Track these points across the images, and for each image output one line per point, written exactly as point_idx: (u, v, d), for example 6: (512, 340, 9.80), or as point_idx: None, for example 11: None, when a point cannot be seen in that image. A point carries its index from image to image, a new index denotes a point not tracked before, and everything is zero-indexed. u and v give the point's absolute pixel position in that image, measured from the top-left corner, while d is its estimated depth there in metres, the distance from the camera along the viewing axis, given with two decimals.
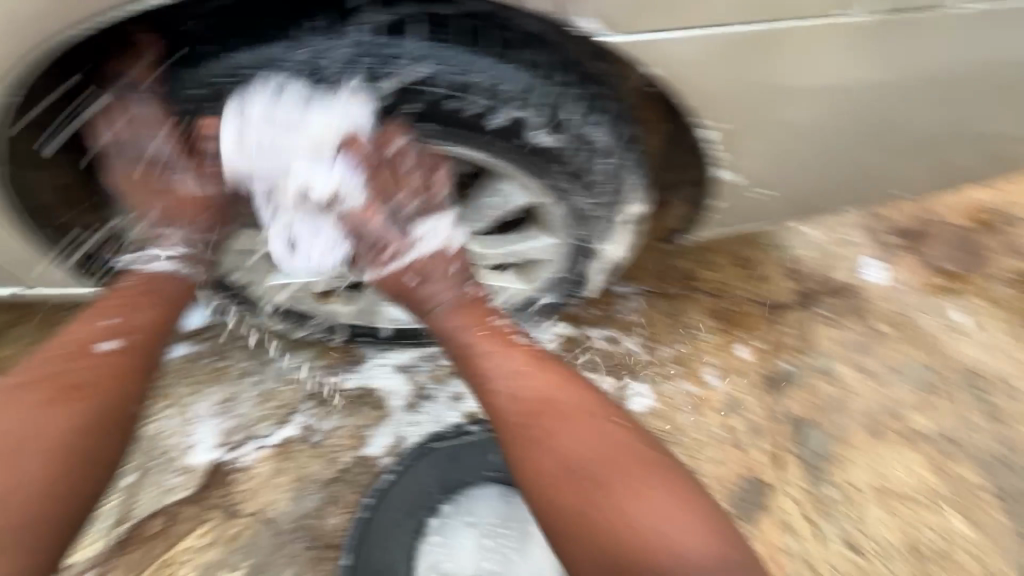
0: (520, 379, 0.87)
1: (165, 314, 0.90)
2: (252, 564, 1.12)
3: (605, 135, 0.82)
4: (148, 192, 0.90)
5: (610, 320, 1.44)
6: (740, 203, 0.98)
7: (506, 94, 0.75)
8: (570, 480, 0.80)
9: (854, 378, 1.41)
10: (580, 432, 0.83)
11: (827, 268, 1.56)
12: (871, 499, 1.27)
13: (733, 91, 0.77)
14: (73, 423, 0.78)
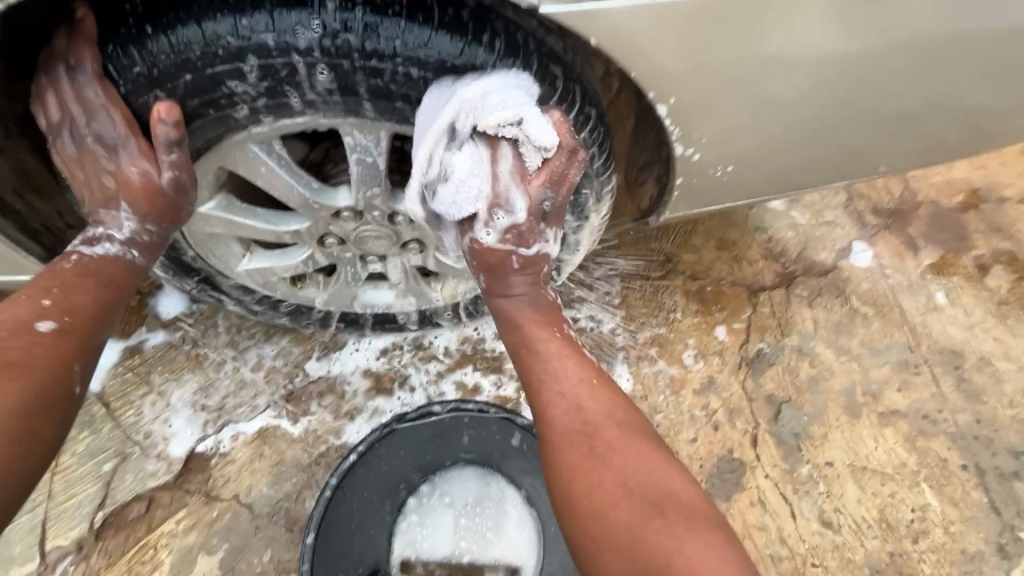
0: (587, 395, 0.82)
1: (110, 298, 0.80)
2: (231, 546, 1.13)
3: (576, 118, 0.78)
4: (94, 175, 0.79)
5: (589, 303, 1.45)
6: (708, 181, 0.97)
7: (460, 69, 0.70)
8: (619, 511, 0.71)
9: (832, 358, 1.42)
10: (636, 452, 0.77)
11: (807, 248, 1.56)
12: (847, 476, 1.28)
13: (688, 66, 0.76)
14: (10, 406, 0.66)
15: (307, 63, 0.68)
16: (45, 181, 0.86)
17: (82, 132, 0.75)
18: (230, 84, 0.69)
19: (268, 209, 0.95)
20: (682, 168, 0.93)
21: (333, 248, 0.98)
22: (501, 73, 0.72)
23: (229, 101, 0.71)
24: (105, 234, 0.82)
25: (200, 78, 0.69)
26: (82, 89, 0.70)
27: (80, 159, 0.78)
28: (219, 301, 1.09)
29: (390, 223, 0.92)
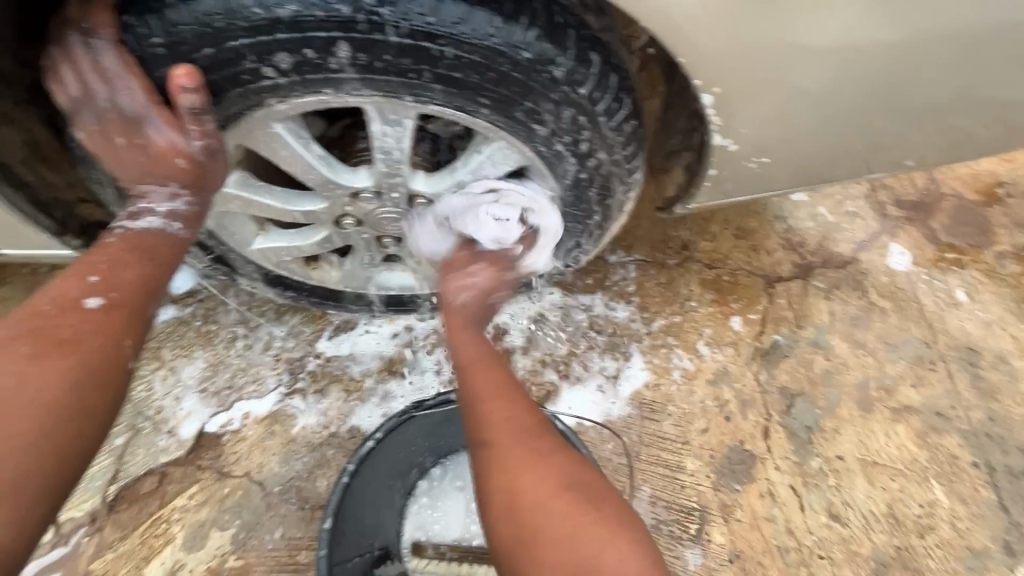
0: (512, 407, 0.82)
1: (158, 274, 0.75)
2: (243, 522, 1.14)
3: (613, 105, 0.73)
4: (123, 149, 0.75)
5: (604, 289, 1.43)
6: (742, 173, 0.94)
7: (492, 47, 0.65)
8: (552, 507, 0.73)
9: (847, 351, 1.41)
10: (562, 467, 0.77)
11: (826, 239, 1.54)
12: (858, 470, 1.28)
13: (734, 52, 0.73)
14: (62, 383, 0.62)
15: (336, 40, 0.64)
16: (54, 152, 0.83)
17: (103, 105, 0.70)
18: (254, 60, 0.66)
19: (284, 188, 0.92)
20: (718, 159, 0.90)
21: (350, 229, 0.96)
22: (537, 52, 0.66)
23: (252, 77, 0.68)
24: (148, 209, 0.77)
25: (222, 52, 0.65)
26: (98, 55, 0.66)
27: (106, 133, 0.73)
28: (231, 278, 1.07)
29: (410, 206, 0.90)
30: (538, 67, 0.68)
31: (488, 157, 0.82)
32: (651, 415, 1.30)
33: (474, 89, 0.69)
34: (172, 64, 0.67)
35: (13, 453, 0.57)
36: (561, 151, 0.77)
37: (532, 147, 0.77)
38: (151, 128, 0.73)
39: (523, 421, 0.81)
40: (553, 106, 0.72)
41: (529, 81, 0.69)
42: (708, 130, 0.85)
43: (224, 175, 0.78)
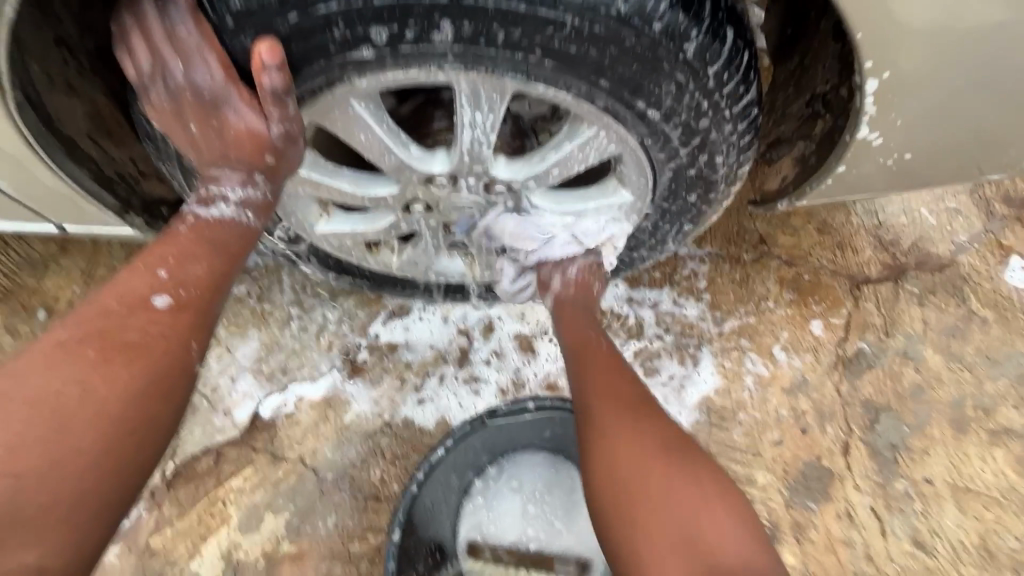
0: (619, 378, 0.86)
1: (227, 268, 0.71)
2: (297, 507, 1.12)
3: (740, 88, 0.66)
4: (195, 132, 0.68)
5: (673, 282, 1.32)
6: (873, 172, 0.82)
7: (616, 18, 0.57)
8: (652, 463, 0.74)
9: (940, 364, 1.28)
10: (665, 435, 0.78)
11: (923, 237, 1.38)
12: (947, 496, 1.17)
13: (903, 24, 0.61)
14: (128, 393, 0.59)
15: (439, 6, 0.56)
16: (116, 125, 0.79)
17: (178, 82, 0.64)
18: (343, 29, 0.58)
19: (354, 170, 0.85)
20: (853, 154, 0.78)
21: (417, 216, 0.89)
22: (666, 24, 0.58)
23: (339, 49, 0.60)
24: (220, 194, 0.71)
25: (307, 19, 0.58)
26: (175, 27, 0.61)
27: (178, 112, 0.67)
28: (292, 260, 1.02)
29: (485, 194, 0.82)
30: (668, 41, 0.59)
31: (580, 147, 0.73)
32: (720, 423, 1.22)
33: (587, 68, 0.61)
34: (256, 34, 0.60)
35: (76, 470, 0.54)
36: (672, 140, 0.69)
37: (640, 135, 0.68)
38: (228, 109, 0.66)
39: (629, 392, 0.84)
40: (674, 88, 0.63)
41: (656, 57, 0.60)
42: (855, 122, 0.73)
43: (299, 162, 0.72)
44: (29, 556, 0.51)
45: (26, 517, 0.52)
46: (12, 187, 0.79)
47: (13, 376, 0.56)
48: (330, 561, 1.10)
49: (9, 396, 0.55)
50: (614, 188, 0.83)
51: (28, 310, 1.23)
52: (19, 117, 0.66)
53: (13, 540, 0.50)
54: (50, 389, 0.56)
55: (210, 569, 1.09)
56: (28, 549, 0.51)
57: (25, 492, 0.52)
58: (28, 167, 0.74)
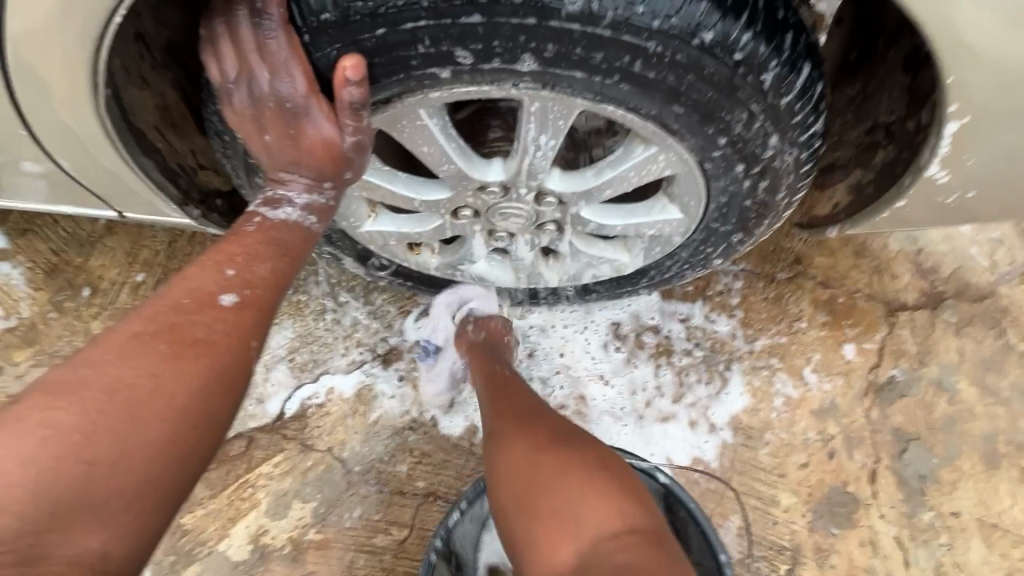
0: (521, 402, 0.93)
1: (287, 269, 0.74)
2: (325, 497, 1.15)
3: (809, 118, 0.67)
4: (271, 139, 0.70)
5: (705, 296, 1.32)
6: (932, 209, 0.84)
7: (701, 46, 0.58)
8: (537, 463, 0.79)
9: (975, 397, 1.25)
10: (551, 435, 0.84)
11: (964, 266, 1.35)
12: (974, 531, 1.16)
13: (998, 71, 0.62)
14: (194, 387, 0.61)
15: (527, 27, 0.57)
16: (182, 118, 0.81)
17: (261, 90, 0.65)
18: (427, 45, 0.60)
19: (409, 174, 0.86)
20: (917, 191, 0.79)
21: (464, 221, 0.90)
22: (747, 52, 0.59)
23: (421, 63, 0.61)
24: (286, 198, 0.75)
25: (394, 34, 0.59)
26: (266, 38, 0.62)
27: (257, 119, 0.68)
28: (335, 258, 1.02)
29: (535, 203, 0.83)
30: (746, 71, 0.60)
31: (634, 166, 0.74)
32: (746, 442, 1.21)
33: (662, 94, 0.62)
34: (342, 46, 0.61)
35: (142, 459, 0.56)
36: (734, 167, 0.70)
37: (699, 158, 0.70)
38: (308, 121, 0.67)
39: (523, 410, 0.91)
40: (746, 117, 0.64)
41: (732, 86, 0.61)
42: (925, 159, 0.75)
43: (364, 170, 0.74)
44: (92, 541, 0.52)
45: (95, 502, 0.53)
46: (75, 171, 0.82)
47: (92, 364, 0.58)
48: (353, 552, 1.12)
49: (88, 382, 0.57)
50: (664, 205, 0.83)
51: (73, 287, 1.26)
52: (103, 113, 0.71)
53: (82, 524, 0.52)
54: (123, 379, 0.58)
55: (237, 551, 1.11)
56: (91, 535, 0.52)
57: (96, 478, 0.54)
58: (93, 152, 0.77)
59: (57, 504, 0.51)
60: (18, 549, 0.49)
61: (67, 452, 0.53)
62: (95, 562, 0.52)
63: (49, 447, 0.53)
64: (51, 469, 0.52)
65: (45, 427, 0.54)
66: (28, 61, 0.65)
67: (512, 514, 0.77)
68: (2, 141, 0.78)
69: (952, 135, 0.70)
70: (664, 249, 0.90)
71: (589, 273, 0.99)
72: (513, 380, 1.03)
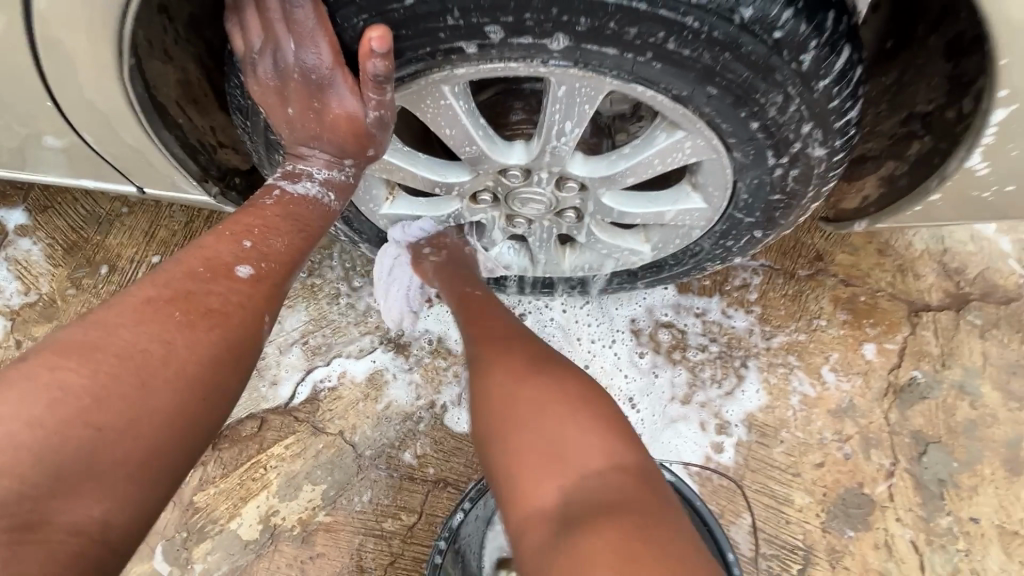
0: (497, 325, 0.87)
1: (303, 245, 0.74)
2: (335, 480, 1.15)
3: (846, 104, 0.65)
4: (293, 112, 0.70)
5: (723, 291, 1.30)
6: (967, 204, 0.82)
7: (740, 23, 0.56)
8: (519, 392, 0.73)
9: (998, 401, 1.22)
10: (536, 368, 0.77)
11: (991, 268, 1.32)
12: (993, 538, 1.14)
13: None
14: (205, 355, 0.60)
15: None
16: (203, 93, 0.82)
17: (287, 62, 0.65)
18: (457, 17, 0.59)
19: (429, 156, 0.85)
20: (954, 183, 0.78)
21: (484, 206, 0.88)
22: (786, 31, 0.57)
23: (449, 36, 0.60)
24: (306, 171, 0.75)
25: (424, 6, 0.58)
26: (292, 10, 0.61)
27: (281, 91, 0.68)
28: (352, 242, 1.02)
29: (556, 189, 0.82)
30: (784, 51, 0.59)
31: (659, 153, 0.72)
32: (761, 440, 1.20)
33: (694, 73, 0.61)
34: (369, 17, 0.60)
35: (152, 425, 0.55)
36: (764, 153, 0.69)
37: (728, 141, 0.68)
38: (331, 94, 0.67)
39: (502, 332, 0.85)
40: (779, 99, 0.63)
41: (768, 67, 0.60)
42: (966, 150, 0.73)
43: (386, 146, 0.74)
44: (94, 509, 0.51)
45: (100, 468, 0.52)
46: (98, 146, 0.83)
47: (106, 328, 0.58)
48: (362, 535, 1.12)
49: (102, 346, 0.56)
50: (689, 194, 0.81)
51: (91, 265, 1.27)
52: (127, 85, 0.70)
53: (86, 489, 0.51)
54: (138, 344, 0.57)
55: (248, 530, 1.12)
56: (95, 500, 0.51)
57: (104, 444, 0.52)
58: (116, 126, 0.77)
59: (60, 469, 0.50)
60: (16, 514, 0.48)
61: (76, 415, 0.52)
62: (95, 530, 0.51)
63: (58, 409, 0.52)
64: (60, 430, 0.51)
65: (56, 389, 0.53)
66: (53, 33, 0.65)
67: (495, 448, 0.71)
68: (26, 114, 0.78)
69: (999, 123, 0.68)
70: (688, 240, 0.88)
71: (608, 264, 0.98)
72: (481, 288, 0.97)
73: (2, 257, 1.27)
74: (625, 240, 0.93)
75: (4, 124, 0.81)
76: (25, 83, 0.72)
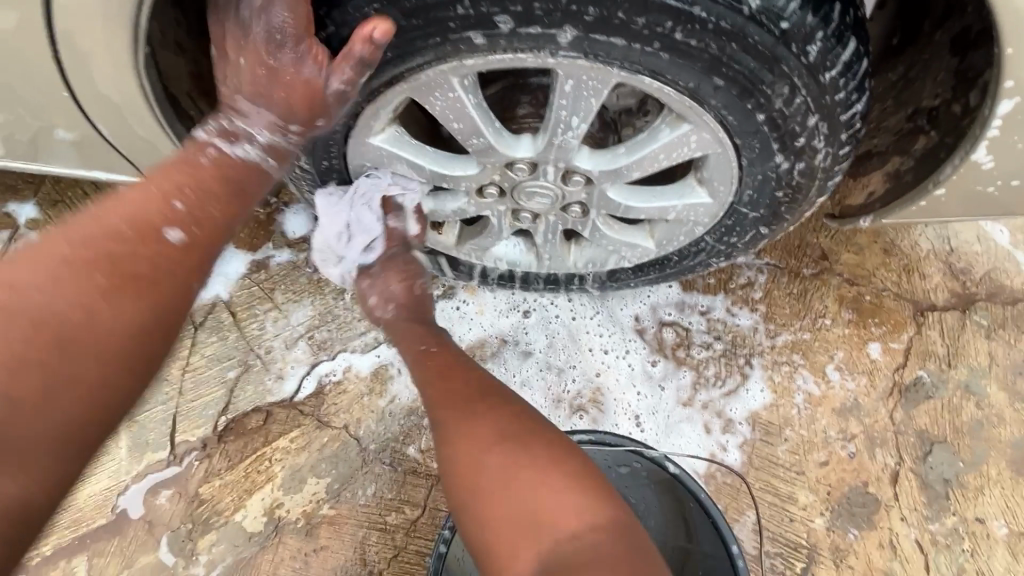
0: (451, 384, 0.83)
1: (236, 210, 0.75)
2: (339, 474, 1.15)
3: (852, 96, 0.65)
4: (244, 66, 0.69)
5: (728, 289, 1.30)
6: (971, 198, 0.82)
7: (746, 14, 0.57)
8: (485, 458, 0.74)
9: (1004, 401, 1.22)
10: (497, 422, 0.77)
11: (997, 268, 1.31)
12: (999, 539, 1.13)
13: None
14: (125, 326, 0.63)
15: None
16: (214, 87, 0.83)
17: (254, 19, 0.66)
18: (467, 7, 0.60)
19: (436, 148, 0.85)
20: (960, 177, 0.77)
21: (489, 200, 0.89)
22: (791, 21, 0.58)
23: (459, 25, 0.61)
24: (246, 133, 0.74)
25: None
26: None
27: (242, 43, 0.68)
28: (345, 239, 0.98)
29: (562, 183, 0.82)
30: (792, 41, 0.59)
31: (664, 147, 0.73)
32: (765, 437, 1.19)
33: (700, 63, 0.61)
34: (381, 6, 0.61)
35: (74, 398, 0.59)
36: (770, 146, 0.69)
37: (733, 133, 0.69)
38: (290, 58, 0.67)
39: (459, 390, 0.82)
40: (785, 90, 0.63)
41: (774, 57, 0.60)
42: (972, 144, 0.73)
43: (337, 114, 0.73)
44: (14, 481, 0.55)
45: (22, 439, 0.56)
46: (110, 137, 0.84)
47: (20, 288, 0.59)
48: (366, 529, 1.12)
49: (20, 310, 0.58)
50: (694, 188, 0.81)
51: None
52: (142, 74, 0.72)
53: (4, 464, 0.55)
54: (55, 312, 0.60)
55: (252, 522, 1.12)
56: (15, 473, 0.55)
57: (23, 414, 0.56)
58: (129, 117, 0.79)
59: None
60: None
61: None
62: (18, 499, 0.55)
63: None
64: None
65: None
66: (70, 23, 0.66)
67: (468, 516, 0.72)
68: (39, 106, 0.79)
69: (1004, 115, 0.68)
70: (694, 235, 0.88)
71: (614, 260, 0.97)
72: (437, 343, 0.92)
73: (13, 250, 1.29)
74: (631, 236, 0.93)
75: (15, 117, 0.83)
76: (43, 76, 0.73)
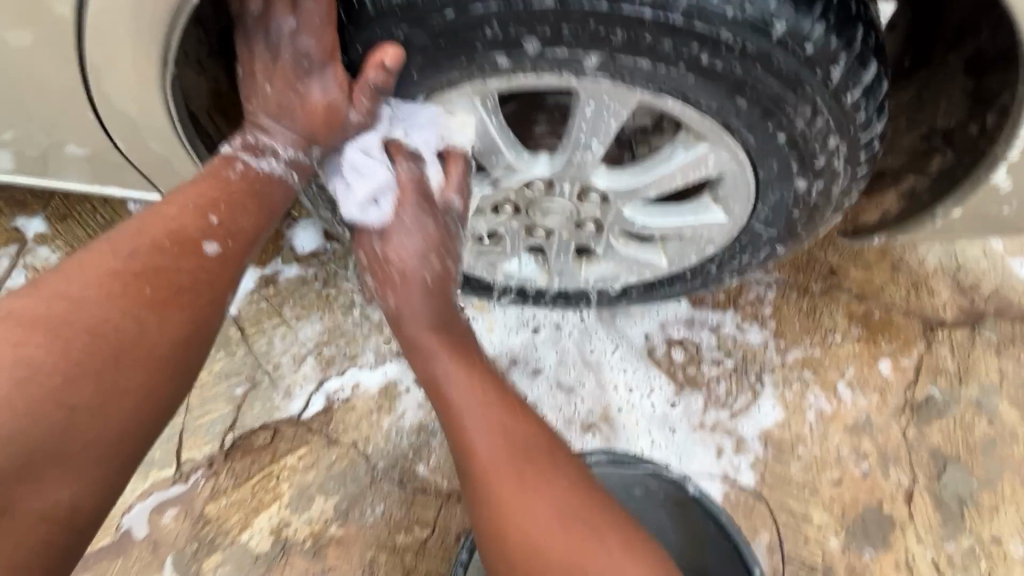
0: (499, 432, 0.73)
1: (266, 222, 0.76)
2: (347, 492, 1.14)
3: (872, 117, 0.66)
4: (272, 90, 0.72)
5: (738, 305, 1.30)
6: (986, 217, 0.83)
7: (773, 38, 0.58)
8: (551, 533, 0.66)
9: (1016, 419, 1.21)
10: (558, 492, 0.69)
11: (1005, 284, 1.31)
12: (1016, 560, 1.12)
13: None
14: (170, 336, 0.64)
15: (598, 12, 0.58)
16: (231, 104, 0.84)
17: (286, 45, 0.68)
18: (496, 29, 0.60)
19: None
20: (977, 198, 0.79)
21: (505, 218, 0.89)
22: (815, 44, 0.59)
23: (486, 47, 0.62)
24: (269, 148, 0.75)
25: (464, 18, 0.60)
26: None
27: (269, 67, 0.71)
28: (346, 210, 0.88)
29: (578, 201, 0.83)
30: (815, 63, 0.60)
31: (680, 168, 0.74)
32: (777, 456, 1.18)
33: (725, 84, 0.62)
34: (410, 27, 0.62)
35: (125, 408, 0.59)
36: (790, 165, 0.69)
37: (754, 154, 0.69)
38: (317, 83, 0.70)
39: (511, 440, 0.72)
40: (808, 111, 0.64)
41: (797, 79, 0.61)
42: (993, 165, 0.75)
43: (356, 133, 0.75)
44: (66, 491, 0.56)
45: (71, 452, 0.56)
46: (126, 154, 0.84)
47: (71, 301, 0.60)
48: (375, 548, 1.11)
49: (72, 322, 0.59)
50: (710, 206, 0.82)
51: None
52: (166, 94, 0.72)
53: (53, 475, 0.55)
54: (107, 324, 0.60)
55: (259, 542, 1.11)
56: (65, 484, 0.55)
57: (75, 426, 0.57)
58: (148, 135, 0.79)
59: (35, 450, 0.54)
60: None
61: (47, 396, 0.56)
62: (67, 509, 0.56)
63: (26, 389, 0.55)
64: (32, 412, 0.55)
65: (28, 365, 0.56)
66: (102, 42, 0.67)
67: None
68: (56, 122, 0.80)
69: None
70: (710, 252, 0.88)
71: (630, 277, 0.96)
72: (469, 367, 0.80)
73: (19, 264, 1.29)
74: (646, 252, 0.92)
75: (28, 132, 0.83)
76: (62, 94, 0.74)
